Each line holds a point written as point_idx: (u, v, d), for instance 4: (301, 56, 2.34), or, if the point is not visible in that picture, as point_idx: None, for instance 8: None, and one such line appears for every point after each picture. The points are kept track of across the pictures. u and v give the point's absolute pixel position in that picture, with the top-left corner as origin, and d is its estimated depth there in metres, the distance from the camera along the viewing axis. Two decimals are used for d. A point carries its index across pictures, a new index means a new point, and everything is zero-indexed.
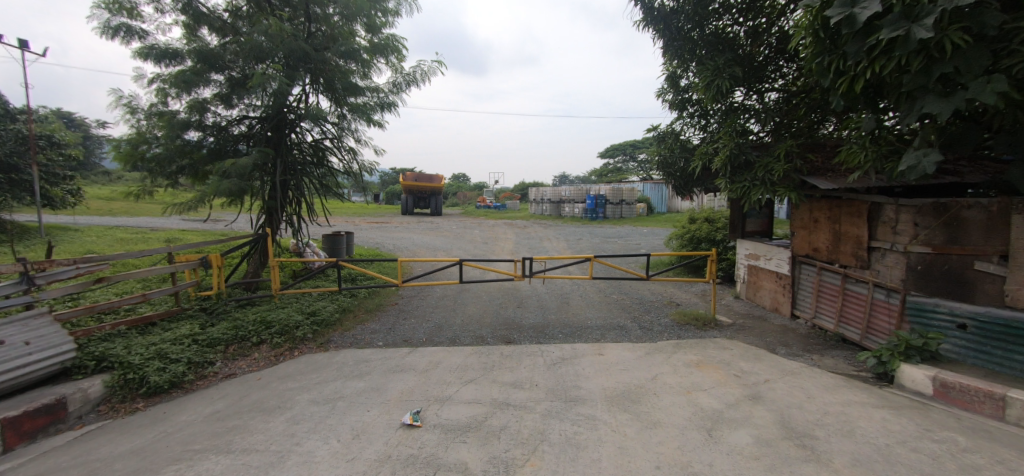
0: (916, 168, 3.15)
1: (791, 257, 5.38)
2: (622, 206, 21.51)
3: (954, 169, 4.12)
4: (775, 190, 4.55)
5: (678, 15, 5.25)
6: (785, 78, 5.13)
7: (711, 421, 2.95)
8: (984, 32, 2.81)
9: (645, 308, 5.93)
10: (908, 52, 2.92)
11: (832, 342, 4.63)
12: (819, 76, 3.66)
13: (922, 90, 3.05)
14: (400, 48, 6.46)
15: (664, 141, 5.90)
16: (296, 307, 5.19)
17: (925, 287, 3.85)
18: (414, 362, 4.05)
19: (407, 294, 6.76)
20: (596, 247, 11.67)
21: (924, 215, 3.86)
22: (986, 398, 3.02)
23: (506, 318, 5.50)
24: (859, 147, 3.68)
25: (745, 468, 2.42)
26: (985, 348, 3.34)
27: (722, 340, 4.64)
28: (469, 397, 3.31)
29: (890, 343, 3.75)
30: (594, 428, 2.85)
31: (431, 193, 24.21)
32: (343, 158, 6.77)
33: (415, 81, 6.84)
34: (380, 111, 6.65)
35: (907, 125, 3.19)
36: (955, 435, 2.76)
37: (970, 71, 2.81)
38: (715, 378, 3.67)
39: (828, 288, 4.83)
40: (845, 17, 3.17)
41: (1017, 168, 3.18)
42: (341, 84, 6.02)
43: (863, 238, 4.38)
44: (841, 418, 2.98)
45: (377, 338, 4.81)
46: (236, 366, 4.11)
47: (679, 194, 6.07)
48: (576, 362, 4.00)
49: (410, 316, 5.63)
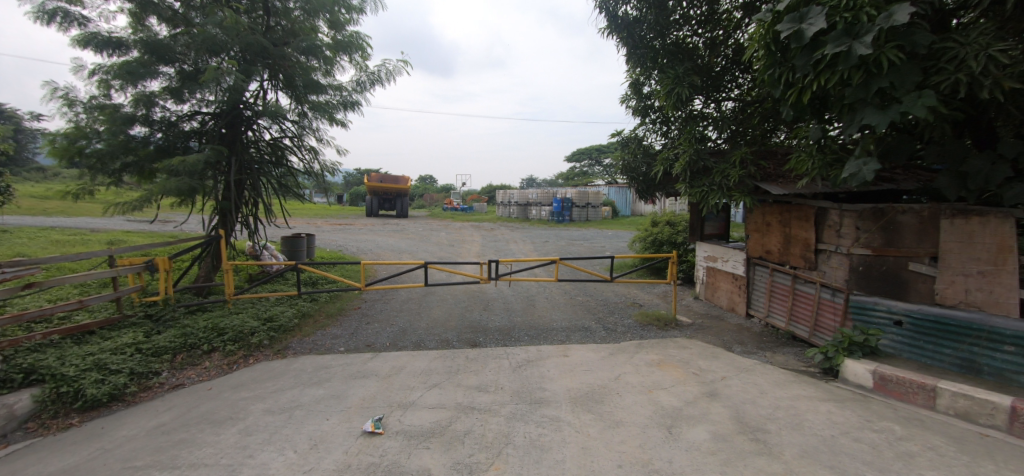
0: (857, 175, 3.36)
1: (746, 259, 5.63)
2: (588, 209, 21.90)
3: (891, 176, 4.44)
4: (731, 195, 4.73)
5: (641, 24, 5.42)
6: (740, 88, 5.36)
7: (671, 419, 3.03)
8: (916, 50, 3.05)
9: (610, 309, 6.04)
10: (850, 66, 3.13)
11: (783, 339, 4.86)
12: (771, 86, 3.86)
13: (862, 102, 3.25)
14: (364, 47, 6.35)
15: (627, 146, 6.05)
16: (251, 313, 4.94)
17: (866, 287, 4.12)
18: (376, 368, 3.95)
19: (370, 297, 6.60)
20: (562, 250, 11.82)
21: (864, 220, 4.13)
22: (919, 389, 3.25)
23: (472, 321, 5.46)
24: (808, 156, 3.90)
25: (704, 464, 2.50)
26: (918, 343, 3.59)
27: (682, 340, 4.79)
28: (432, 402, 3.26)
29: (835, 340, 3.98)
30: (559, 430, 2.86)
31: (398, 195, 23.84)
32: (303, 157, 6.54)
33: (380, 80, 6.74)
34: (343, 110, 6.49)
35: (849, 135, 3.40)
36: (892, 424, 2.96)
37: (903, 86, 3.02)
38: (675, 376, 3.78)
39: (780, 288, 5.08)
40: (794, 32, 3.37)
41: (944, 176, 3.45)
42: (301, 80, 5.85)
43: (810, 240, 4.63)
44: (791, 411, 3.13)
45: (337, 343, 4.66)
46: (185, 376, 3.87)
47: (643, 198, 6.23)
48: (541, 365, 4.01)
49: (373, 320, 5.49)
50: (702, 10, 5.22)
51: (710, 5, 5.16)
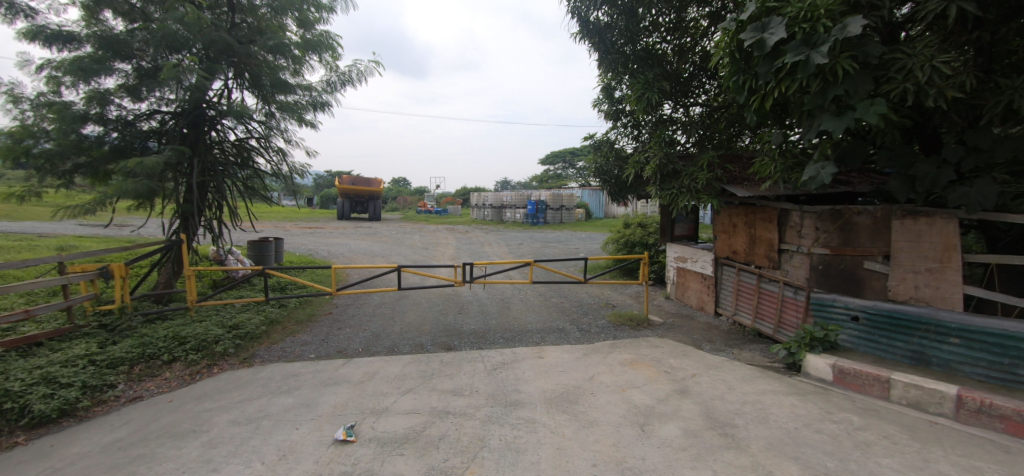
0: (816, 178, 3.52)
1: (715, 259, 5.81)
2: (562, 212, 22.12)
3: (847, 180, 4.68)
4: (699, 197, 4.86)
5: (612, 29, 5.51)
6: (707, 93, 5.53)
7: (644, 417, 3.08)
8: (868, 61, 3.22)
9: (584, 310, 6.11)
10: (808, 75, 3.28)
11: (750, 336, 5.03)
12: (735, 93, 4.00)
13: (820, 109, 3.40)
14: (334, 46, 6.23)
15: (600, 149, 6.15)
16: (215, 321, 4.74)
17: (825, 285, 4.32)
18: (348, 374, 3.86)
19: (342, 302, 6.45)
20: (537, 252, 11.86)
21: (823, 220, 4.33)
22: (875, 381, 3.42)
23: (446, 325, 5.41)
24: (770, 160, 4.07)
25: (675, 459, 2.55)
26: (874, 337, 3.78)
27: (654, 339, 4.89)
28: (406, 407, 3.21)
29: (797, 336, 4.15)
30: (534, 431, 2.86)
31: (370, 198, 23.42)
32: (271, 159, 6.34)
33: (351, 81, 6.62)
34: (312, 111, 6.34)
35: (808, 140, 3.56)
36: (850, 415, 3.10)
37: (857, 94, 3.19)
38: (647, 375, 3.85)
39: (746, 287, 5.26)
40: (756, 41, 3.52)
41: (895, 179, 3.66)
42: (268, 80, 5.68)
43: (774, 241, 4.82)
44: (757, 406, 3.25)
45: (307, 350, 4.53)
46: (143, 388, 3.67)
47: (615, 200, 6.35)
48: (516, 367, 4.02)
49: (345, 325, 5.37)
50: (670, 18, 5.33)
51: (678, 14, 5.27)
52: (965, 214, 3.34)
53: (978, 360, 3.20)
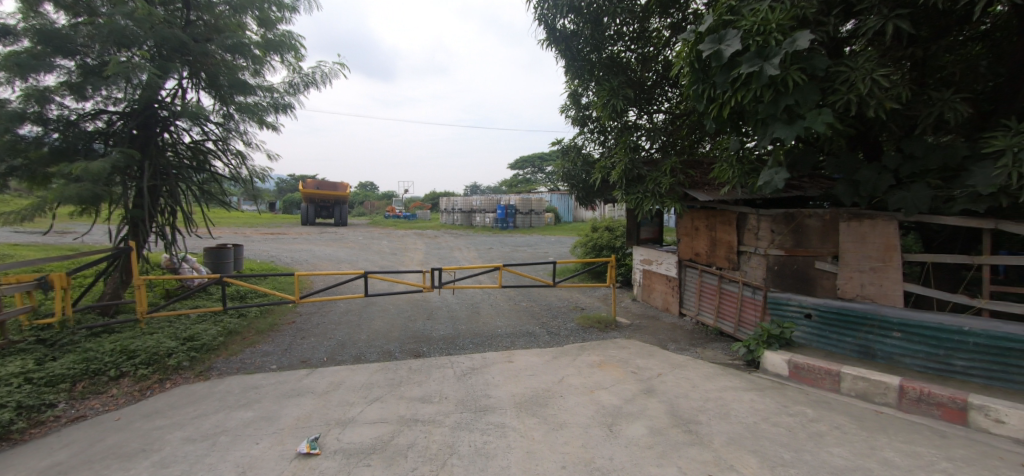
0: (770, 184, 3.71)
1: (678, 262, 5.99)
2: (531, 216, 22.29)
3: (799, 185, 4.94)
4: (663, 202, 4.99)
5: (578, 37, 5.62)
6: (670, 101, 5.72)
7: (612, 417, 3.13)
8: (815, 73, 3.43)
9: (553, 314, 6.16)
10: (761, 85, 3.46)
11: (712, 335, 5.22)
12: (695, 101, 4.15)
13: (773, 118, 3.58)
14: (296, 47, 6.07)
15: (567, 154, 6.25)
16: (168, 333, 4.48)
17: (780, 284, 4.54)
18: (312, 384, 3.74)
19: (305, 311, 6.24)
20: (506, 256, 11.87)
21: (778, 223, 4.56)
22: (826, 374, 3.62)
23: (415, 331, 5.33)
24: (729, 166, 4.25)
25: (642, 458, 2.61)
26: (826, 333, 4.00)
27: (621, 340, 4.99)
28: (373, 417, 3.13)
29: (755, 334, 4.34)
30: (503, 436, 2.86)
31: (335, 203, 22.81)
32: (229, 162, 6.08)
33: (315, 82, 6.46)
34: (273, 112, 6.15)
35: (762, 147, 3.74)
36: (805, 408, 3.27)
37: (806, 104, 3.38)
38: (614, 375, 3.92)
39: (708, 288, 5.45)
40: (714, 52, 3.68)
41: (841, 184, 3.89)
42: (226, 80, 5.46)
43: (733, 243, 5.03)
44: (719, 402, 3.37)
45: (269, 360, 4.36)
46: (87, 406, 3.43)
47: (583, 204, 6.46)
48: (486, 372, 4.00)
49: (309, 334, 5.20)
50: (634, 28, 5.49)
51: (641, 24, 5.44)
52: (903, 217, 3.60)
53: (918, 351, 3.45)
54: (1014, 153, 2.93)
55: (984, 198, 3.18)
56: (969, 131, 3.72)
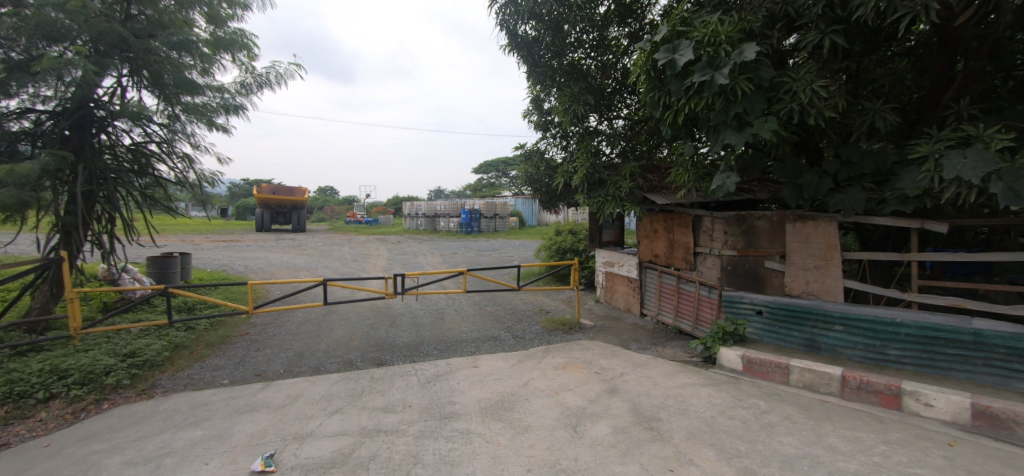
0: (722, 187, 3.88)
1: (639, 263, 6.17)
2: (496, 220, 22.32)
3: (749, 188, 5.21)
4: (623, 205, 5.12)
5: (539, 43, 5.69)
6: (629, 107, 5.88)
7: (576, 418, 3.17)
8: (761, 83, 3.62)
9: (518, 317, 6.18)
10: (713, 93, 3.63)
11: (671, 334, 5.40)
12: (652, 108, 4.30)
13: (723, 125, 3.76)
14: (248, 46, 5.83)
15: (530, 159, 6.31)
16: (106, 349, 4.16)
17: (734, 283, 4.76)
18: (267, 399, 3.57)
19: (260, 321, 5.96)
20: (471, 261, 11.80)
21: (731, 225, 4.78)
22: (776, 368, 3.82)
23: (377, 339, 5.20)
24: (684, 170, 4.42)
25: (606, 457, 2.65)
26: (776, 329, 4.22)
27: (585, 341, 5.07)
28: (333, 429, 3.03)
29: (712, 331, 4.53)
30: (469, 442, 2.83)
31: (291, 208, 21.95)
32: (175, 166, 5.73)
33: (269, 83, 6.22)
34: (224, 114, 5.86)
35: (715, 153, 3.92)
36: (758, 400, 3.43)
37: (753, 112, 3.57)
38: (579, 377, 3.97)
39: (667, 288, 5.64)
40: (668, 61, 3.82)
41: (787, 187, 4.13)
42: (171, 78, 5.13)
43: (690, 244, 5.23)
44: (679, 399, 3.48)
45: (219, 375, 4.12)
46: (9, 433, 3.11)
47: (546, 208, 6.55)
48: (450, 378, 3.96)
49: (264, 346, 4.97)
50: (593, 36, 5.62)
51: (600, 32, 5.59)
52: (842, 218, 3.86)
53: (858, 343, 3.70)
54: (936, 159, 3.20)
55: (911, 199, 3.45)
56: (897, 138, 4.04)
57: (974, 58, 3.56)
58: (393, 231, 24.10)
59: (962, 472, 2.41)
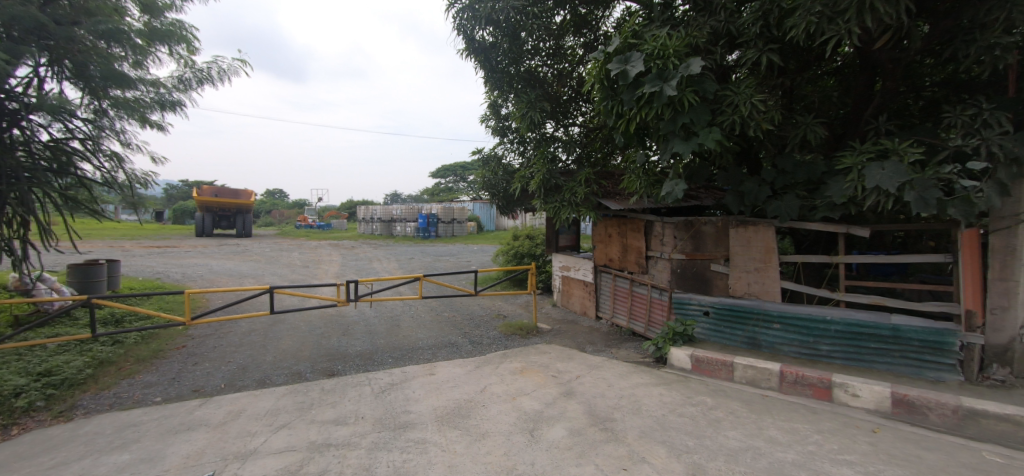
0: (671, 194, 4.05)
1: (594, 267, 6.32)
2: (454, 225, 22.12)
3: (696, 195, 5.49)
4: (579, 211, 5.21)
5: (497, 49, 5.71)
6: (584, 115, 6.04)
7: (533, 422, 3.19)
8: (706, 95, 3.82)
9: (476, 323, 6.15)
10: (662, 104, 3.78)
11: (625, 336, 5.57)
12: (605, 116, 4.43)
13: (672, 134, 3.93)
14: (189, 39, 5.48)
15: (488, 164, 6.34)
16: (15, 368, 3.73)
17: (683, 285, 4.97)
18: (206, 416, 3.33)
19: (199, 333, 5.58)
20: (428, 267, 11.61)
21: (680, 230, 4.99)
22: (722, 365, 4.03)
23: (328, 349, 5.00)
24: (636, 177, 4.60)
25: (562, 460, 2.68)
26: (721, 328, 4.46)
27: (543, 345, 5.12)
28: (279, 445, 2.87)
29: (663, 333, 4.70)
30: (424, 452, 2.77)
31: (236, 211, 20.78)
32: (101, 165, 5.27)
33: (211, 79, 5.87)
34: (158, 110, 5.45)
35: (664, 161, 4.09)
36: (705, 397, 3.59)
37: (698, 123, 3.76)
38: (536, 381, 4.00)
39: (622, 291, 5.82)
40: (621, 71, 3.96)
41: (730, 195, 4.39)
42: (98, 71, 4.73)
43: (642, 248, 5.43)
44: (632, 399, 3.59)
45: (151, 393, 3.81)
46: None
47: (504, 213, 6.60)
48: (406, 386, 3.87)
49: (203, 359, 4.65)
50: (550, 45, 5.73)
51: (557, 41, 5.71)
52: (779, 223, 4.13)
53: (793, 340, 3.98)
54: (859, 170, 3.49)
55: (838, 206, 3.75)
56: (826, 150, 4.38)
57: (889, 79, 3.93)
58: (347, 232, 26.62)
59: (883, 456, 2.64)
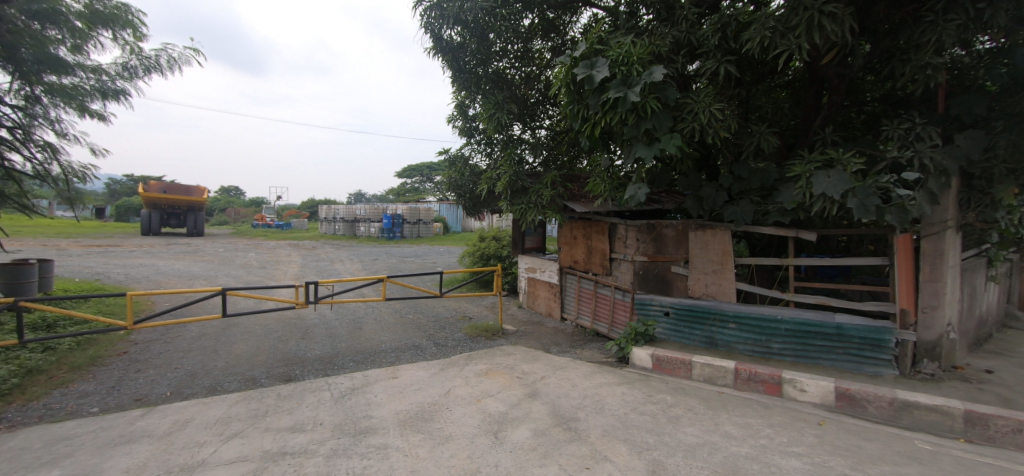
0: (634, 197, 4.16)
1: (560, 269, 6.39)
2: (420, 226, 21.82)
3: (658, 199, 5.66)
4: (545, 213, 5.25)
5: (465, 49, 5.68)
6: (551, 118, 6.12)
7: (497, 424, 3.19)
8: (668, 102, 3.94)
9: (441, 325, 6.09)
10: (626, 109, 3.88)
11: (589, 336, 5.66)
12: (572, 120, 4.50)
13: (635, 140, 4.03)
14: (135, 24, 5.13)
15: (454, 164, 6.31)
16: None
17: (645, 287, 5.11)
18: (149, 427, 3.12)
19: (143, 339, 5.23)
20: (392, 268, 11.40)
21: (642, 233, 5.12)
22: (681, 364, 4.16)
23: (286, 354, 4.80)
24: (601, 180, 4.69)
25: (526, 461, 2.69)
26: (681, 328, 4.61)
27: (508, 347, 5.13)
28: (230, 456, 2.73)
29: (626, 333, 4.82)
30: (386, 458, 2.71)
31: (187, 210, 19.67)
32: (32, 156, 4.86)
33: (159, 68, 5.54)
34: (99, 100, 5.10)
35: (627, 165, 4.18)
36: (665, 395, 3.70)
37: (661, 129, 3.87)
38: (501, 382, 4.00)
39: (586, 293, 5.92)
40: (587, 76, 4.03)
41: (690, 199, 4.55)
42: (30, 54, 4.31)
43: (606, 250, 5.54)
44: (595, 398, 3.65)
45: (86, 403, 3.53)
46: None
47: (470, 214, 6.57)
48: (367, 391, 3.78)
49: (147, 366, 4.37)
50: (518, 47, 5.76)
51: (525, 44, 5.75)
52: (734, 227, 4.32)
53: (748, 338, 4.17)
54: (807, 178, 3.69)
55: (788, 212, 3.95)
56: (778, 158, 4.62)
57: (835, 93, 4.18)
58: (308, 232, 25.73)
59: (828, 447, 2.80)
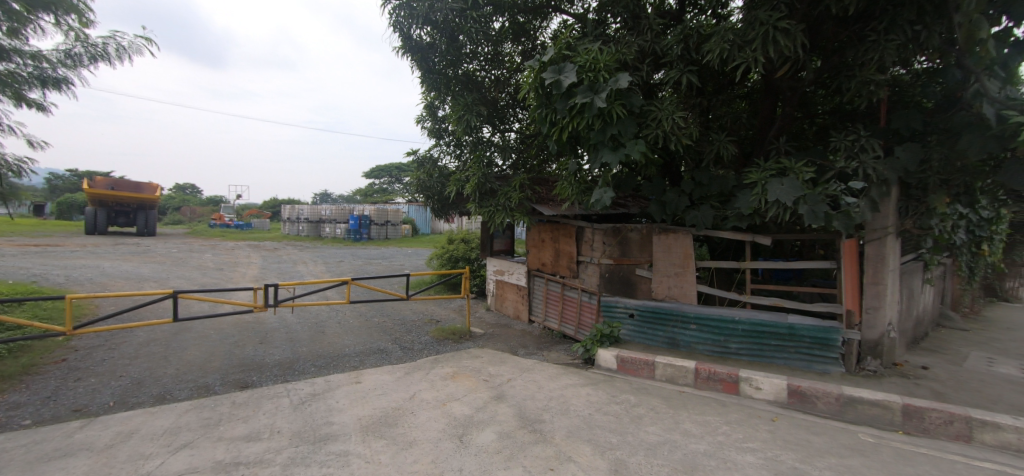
0: (600, 201, 4.24)
1: (528, 271, 6.44)
2: (388, 227, 21.45)
3: (624, 203, 5.80)
4: (513, 215, 5.26)
5: (434, 50, 5.65)
6: (521, 122, 6.16)
7: (462, 428, 3.18)
8: (633, 109, 4.04)
9: (407, 328, 6.01)
10: (592, 115, 3.95)
11: (556, 338, 5.72)
12: (540, 124, 4.55)
13: (601, 145, 4.11)
14: (82, 11, 4.82)
15: (423, 165, 6.27)
16: None
17: (610, 289, 5.22)
18: (88, 440, 2.93)
19: (83, 346, 4.90)
20: (358, 270, 11.16)
21: (608, 236, 5.23)
22: (644, 365, 4.27)
23: (243, 359, 4.62)
24: (568, 184, 4.77)
25: (490, 464, 2.70)
26: (645, 329, 4.74)
27: (475, 350, 5.12)
28: (179, 467, 2.61)
29: (591, 335, 4.90)
30: (346, 465, 2.65)
31: (138, 209, 18.55)
32: None
33: (106, 57, 5.23)
34: (38, 88, 4.77)
35: (593, 169, 4.26)
36: (628, 396, 3.79)
37: (626, 135, 3.97)
38: (467, 385, 3.99)
39: (554, 295, 5.99)
40: (555, 81, 4.10)
41: (654, 204, 4.68)
42: None
43: (573, 253, 5.62)
44: (561, 399, 3.70)
45: (17, 415, 3.28)
46: None
47: (439, 216, 6.54)
48: (329, 396, 3.69)
49: (88, 375, 4.10)
50: (488, 50, 5.75)
51: (495, 47, 5.73)
52: (695, 231, 4.48)
53: (707, 339, 4.33)
54: (762, 185, 3.87)
55: (745, 217, 4.13)
56: (736, 166, 4.82)
57: (788, 105, 4.42)
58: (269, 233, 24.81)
59: (779, 442, 2.95)
